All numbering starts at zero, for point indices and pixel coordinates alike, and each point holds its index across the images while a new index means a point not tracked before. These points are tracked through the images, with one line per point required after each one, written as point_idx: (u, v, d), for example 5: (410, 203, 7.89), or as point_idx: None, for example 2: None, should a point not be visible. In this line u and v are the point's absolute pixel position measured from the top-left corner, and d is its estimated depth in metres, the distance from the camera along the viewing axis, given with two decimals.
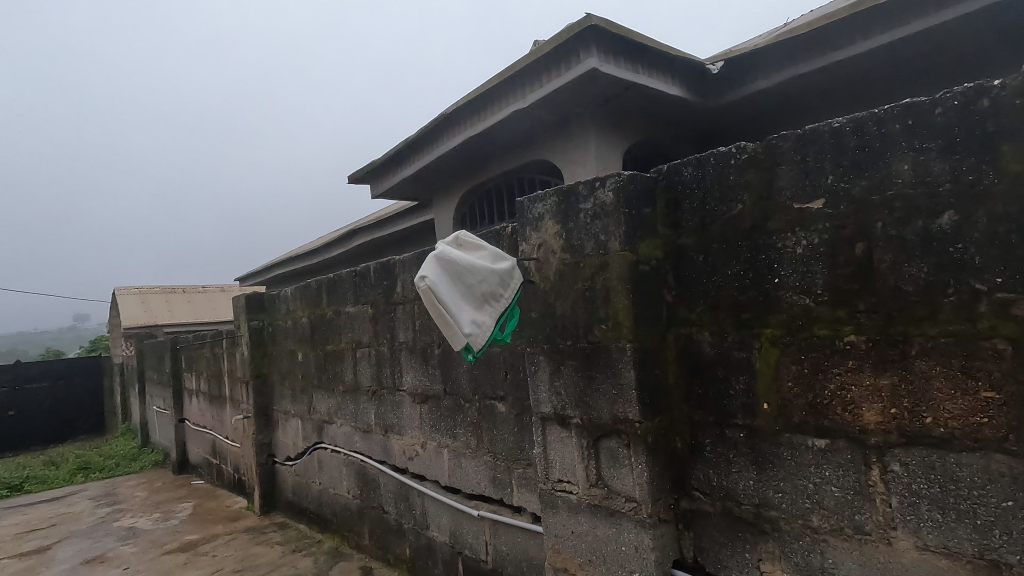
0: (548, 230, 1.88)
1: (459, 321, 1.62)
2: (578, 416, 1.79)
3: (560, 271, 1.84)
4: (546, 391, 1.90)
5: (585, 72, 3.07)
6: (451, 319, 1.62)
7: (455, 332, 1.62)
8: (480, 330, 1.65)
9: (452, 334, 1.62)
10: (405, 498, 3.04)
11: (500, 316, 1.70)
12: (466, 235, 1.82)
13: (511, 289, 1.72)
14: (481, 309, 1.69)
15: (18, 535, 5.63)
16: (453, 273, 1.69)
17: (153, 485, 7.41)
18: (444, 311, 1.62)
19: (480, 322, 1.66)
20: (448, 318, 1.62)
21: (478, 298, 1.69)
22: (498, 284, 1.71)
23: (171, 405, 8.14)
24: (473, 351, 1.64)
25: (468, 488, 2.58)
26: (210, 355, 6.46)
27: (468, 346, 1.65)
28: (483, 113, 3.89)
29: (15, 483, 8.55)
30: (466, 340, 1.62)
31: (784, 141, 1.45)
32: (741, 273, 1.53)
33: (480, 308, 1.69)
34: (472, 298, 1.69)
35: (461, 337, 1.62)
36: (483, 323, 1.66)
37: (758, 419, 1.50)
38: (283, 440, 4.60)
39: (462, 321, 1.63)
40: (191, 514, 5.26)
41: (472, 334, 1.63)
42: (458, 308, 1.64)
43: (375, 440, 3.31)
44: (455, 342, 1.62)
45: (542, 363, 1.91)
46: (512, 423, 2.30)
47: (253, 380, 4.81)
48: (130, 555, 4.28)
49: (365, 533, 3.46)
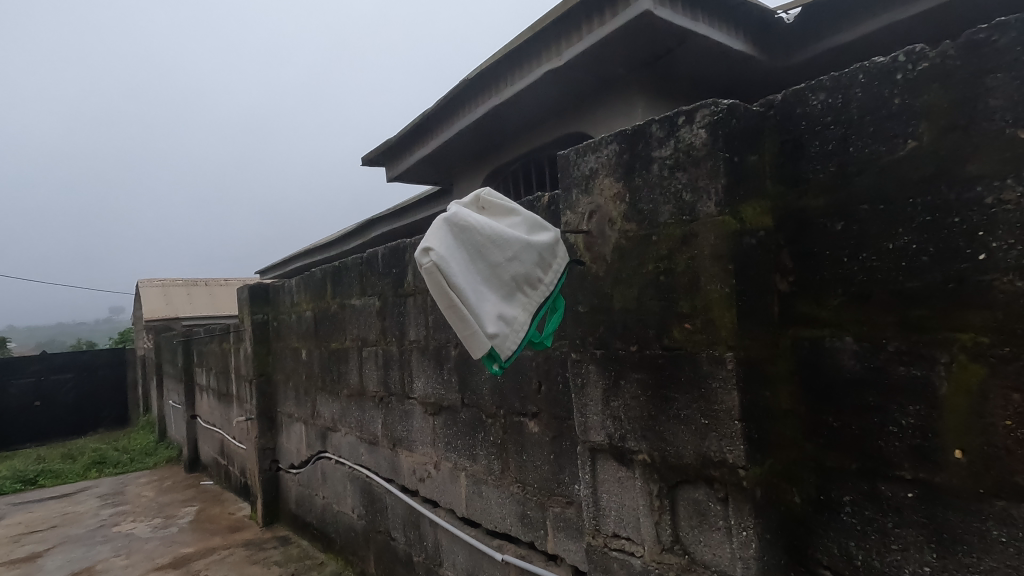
0: (604, 192, 1.35)
1: (479, 317, 1.12)
2: (646, 451, 1.28)
3: (619, 247, 1.31)
4: (597, 414, 1.39)
5: (635, 19, 2.55)
6: (468, 310, 1.11)
7: (473, 333, 1.11)
8: (511, 332, 1.15)
9: (470, 335, 1.11)
10: (415, 526, 2.56)
11: (536, 311, 1.20)
12: (489, 195, 1.30)
13: (550, 273, 1.23)
14: (510, 301, 1.18)
15: (16, 537, 5.34)
16: (470, 246, 1.18)
17: (163, 484, 7.12)
18: (458, 302, 1.12)
19: (509, 321, 1.15)
20: (463, 309, 1.11)
21: (508, 284, 1.18)
22: (535, 266, 1.21)
23: (184, 402, 7.83)
24: (500, 361, 1.13)
25: (489, 523, 2.08)
26: (218, 350, 6.11)
27: (491, 353, 1.14)
28: (509, 80, 3.38)
29: (29, 478, 8.36)
30: (492, 343, 1.12)
31: (997, 34, 0.90)
32: (913, 248, 0.99)
33: (510, 299, 1.18)
34: (498, 282, 1.18)
35: (485, 338, 1.11)
36: (515, 323, 1.16)
37: (941, 475, 0.97)
38: (287, 446, 4.17)
39: (485, 317, 1.12)
40: (191, 522, 4.88)
41: (498, 338, 1.12)
42: (477, 297, 1.14)
43: (382, 454, 2.84)
44: (474, 347, 1.11)
45: (591, 376, 1.39)
46: (547, 448, 1.79)
47: (256, 379, 4.40)
48: (120, 569, 3.89)
49: (370, 560, 3.00)
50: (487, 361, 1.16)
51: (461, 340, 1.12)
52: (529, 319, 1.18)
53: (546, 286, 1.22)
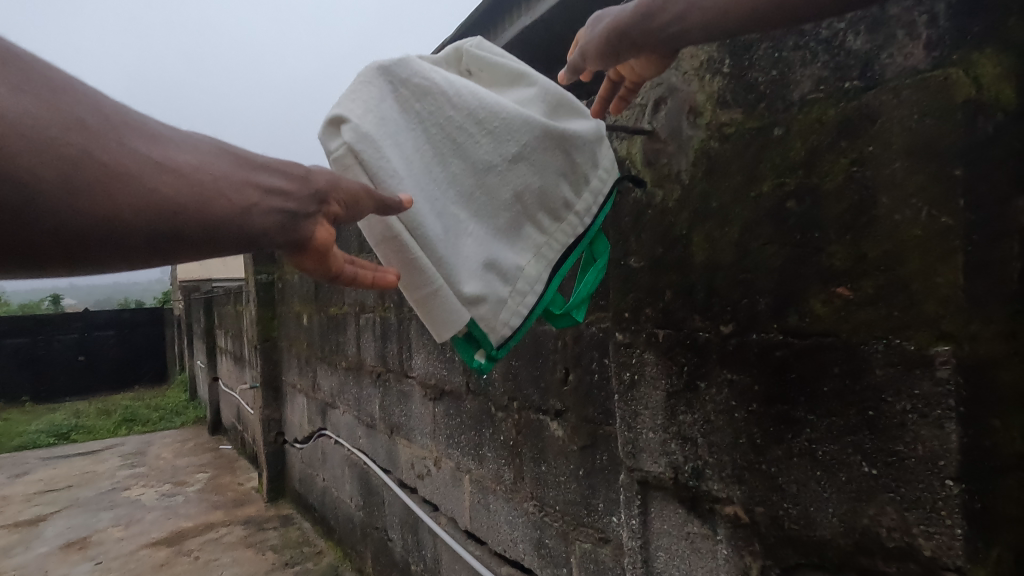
0: (682, 62, 0.79)
1: (450, 267, 0.70)
2: (742, 503, 0.75)
3: (706, 155, 0.76)
4: (654, 432, 0.85)
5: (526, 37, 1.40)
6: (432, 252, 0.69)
7: (440, 294, 0.69)
8: (511, 292, 0.73)
9: (435, 297, 0.69)
10: (413, 530, 2.12)
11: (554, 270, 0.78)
12: (481, 50, 0.82)
13: (583, 194, 0.79)
14: (509, 237, 0.75)
15: (31, 496, 5.22)
16: (440, 137, 0.74)
17: (184, 446, 6.99)
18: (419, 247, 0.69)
19: (506, 273, 0.73)
20: (422, 252, 0.69)
21: (505, 208, 0.75)
22: (554, 180, 0.77)
23: (207, 364, 7.67)
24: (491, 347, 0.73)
25: (497, 545, 1.61)
26: (233, 312, 5.82)
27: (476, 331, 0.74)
28: None
29: (63, 432, 8.13)
30: (472, 312, 0.70)
31: None
32: None
33: (509, 233, 0.75)
34: (486, 203, 0.74)
35: (462, 304, 0.69)
36: (516, 277, 0.74)
37: None
38: (291, 419, 3.81)
39: (462, 269, 0.70)
40: (199, 491, 4.63)
41: (484, 307, 0.71)
42: (449, 230, 0.71)
43: (380, 440, 2.40)
44: (445, 322, 0.70)
45: (647, 371, 0.86)
46: (574, 461, 1.29)
47: (261, 344, 4.03)
48: (114, 541, 3.63)
49: (368, 558, 2.61)
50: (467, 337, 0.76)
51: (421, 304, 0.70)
52: (541, 268, 0.76)
53: (574, 215, 0.78)
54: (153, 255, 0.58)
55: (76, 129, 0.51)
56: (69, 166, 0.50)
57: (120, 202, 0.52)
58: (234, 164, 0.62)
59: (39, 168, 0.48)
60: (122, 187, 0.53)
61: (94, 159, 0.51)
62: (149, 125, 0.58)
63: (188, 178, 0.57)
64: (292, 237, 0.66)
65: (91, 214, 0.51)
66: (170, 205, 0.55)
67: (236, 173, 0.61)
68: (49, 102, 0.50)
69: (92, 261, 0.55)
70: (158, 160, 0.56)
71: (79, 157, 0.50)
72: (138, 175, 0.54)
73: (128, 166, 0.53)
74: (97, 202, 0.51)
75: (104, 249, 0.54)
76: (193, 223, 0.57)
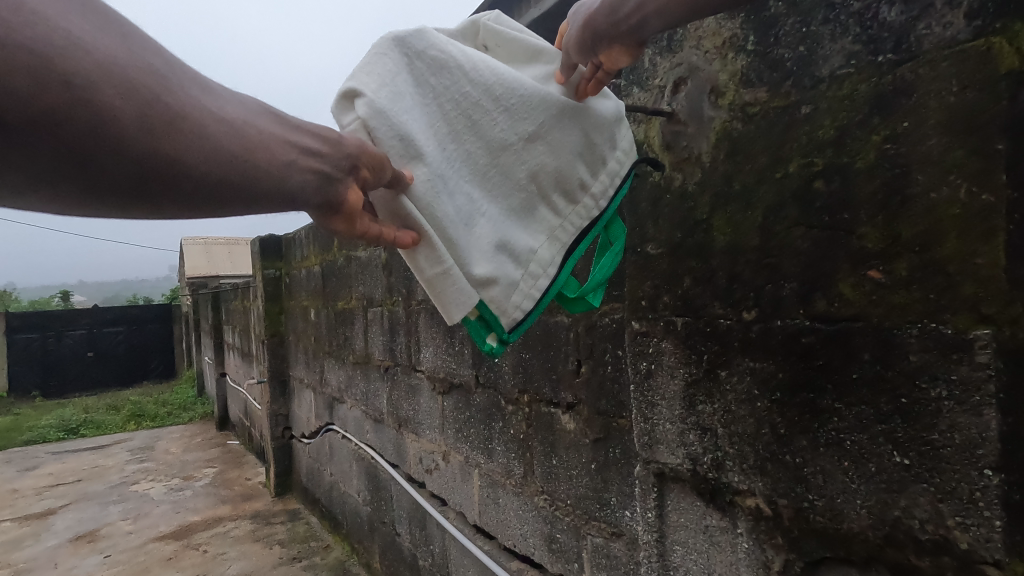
0: (703, 41, 0.76)
1: (461, 248, 0.69)
2: (764, 495, 0.72)
3: (728, 136, 0.74)
4: (671, 423, 0.83)
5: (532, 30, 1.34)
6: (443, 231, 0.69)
7: (449, 274, 0.68)
8: (523, 274, 0.73)
9: (444, 277, 0.68)
10: (421, 524, 2.11)
11: (565, 256, 0.77)
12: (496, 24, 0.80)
13: (599, 177, 0.79)
14: (522, 218, 0.75)
15: (41, 489, 5.26)
16: (454, 114, 0.73)
17: (192, 441, 7.02)
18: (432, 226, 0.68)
19: (518, 255, 0.73)
20: (432, 230, 0.68)
21: (520, 189, 0.75)
22: (570, 161, 0.77)
23: (214, 359, 7.70)
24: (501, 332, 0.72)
25: (506, 539, 1.60)
26: (241, 307, 5.82)
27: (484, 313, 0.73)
28: None
29: (72, 427, 8.18)
30: (483, 295, 0.70)
31: None
32: None
33: (523, 214, 0.75)
34: (499, 183, 0.75)
35: (472, 285, 0.69)
36: (529, 259, 0.74)
37: None
38: (299, 414, 3.81)
39: (474, 250, 0.70)
40: (207, 485, 4.65)
41: (495, 290, 0.70)
42: (461, 210, 0.71)
43: (387, 434, 2.39)
44: (455, 302, 0.69)
45: (664, 359, 0.83)
46: (586, 455, 1.27)
47: (268, 339, 4.03)
48: (123, 534, 3.65)
49: (375, 553, 2.60)
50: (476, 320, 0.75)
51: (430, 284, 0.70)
52: (553, 250, 0.76)
53: (589, 198, 0.78)
54: (199, 205, 0.58)
55: (141, 69, 0.50)
56: (142, 112, 0.50)
57: (182, 152, 0.53)
58: (274, 122, 0.63)
59: (114, 108, 0.48)
60: (186, 137, 0.53)
61: (162, 108, 0.52)
62: (200, 76, 0.57)
63: (236, 132, 0.57)
64: (323, 198, 0.66)
65: (154, 160, 0.52)
66: (227, 159, 0.56)
67: (276, 129, 0.62)
68: (124, 48, 0.50)
69: (141, 206, 0.55)
70: (209, 110, 0.56)
71: (151, 102, 0.51)
72: (200, 127, 0.54)
73: (191, 117, 0.54)
74: (161, 149, 0.52)
75: (158, 193, 0.54)
76: (242, 177, 0.58)
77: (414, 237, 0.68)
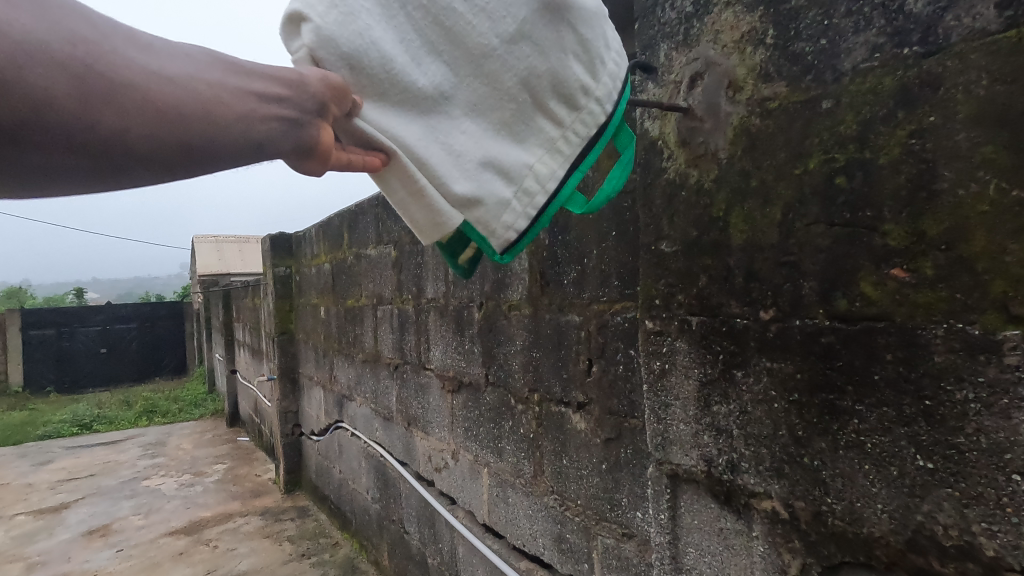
0: (721, 34, 0.75)
1: (436, 167, 0.64)
2: (782, 497, 0.71)
3: (746, 132, 0.73)
4: (685, 424, 0.81)
5: None
6: (416, 147, 0.64)
7: (423, 193, 0.65)
8: (516, 192, 0.68)
9: (422, 199, 0.65)
10: (430, 523, 2.11)
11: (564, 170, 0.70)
12: None
13: (599, 80, 0.69)
14: (513, 131, 0.68)
15: (54, 484, 5.32)
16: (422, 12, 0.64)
17: (203, 437, 7.08)
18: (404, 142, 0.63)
19: (508, 172, 0.67)
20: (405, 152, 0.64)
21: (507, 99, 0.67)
22: (563, 62, 0.68)
23: (225, 356, 7.76)
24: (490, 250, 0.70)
25: (516, 539, 1.59)
26: (251, 305, 5.85)
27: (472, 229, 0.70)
28: None
29: (86, 422, 8.27)
30: (468, 214, 0.67)
31: None
32: None
33: (513, 127, 0.68)
34: (481, 93, 0.67)
35: (452, 206, 0.66)
36: (521, 175, 0.68)
37: None
38: (308, 411, 3.83)
39: (452, 168, 0.65)
40: (217, 481, 4.68)
41: (482, 205, 0.66)
42: (436, 124, 0.65)
43: (396, 432, 2.39)
44: (437, 222, 0.66)
45: (678, 358, 0.82)
46: (596, 454, 1.26)
47: (278, 336, 4.05)
48: (135, 529, 3.68)
49: (384, 550, 2.61)
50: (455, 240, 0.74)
51: (405, 205, 0.67)
52: (554, 164, 0.69)
53: (592, 103, 0.69)
54: (170, 173, 0.56)
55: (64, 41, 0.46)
56: (75, 85, 0.47)
57: (124, 122, 0.50)
58: (227, 71, 0.57)
59: (46, 92, 0.46)
60: (130, 104, 0.50)
61: (97, 79, 0.48)
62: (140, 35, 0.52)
63: (187, 94, 0.53)
64: (296, 147, 0.61)
65: (100, 134, 0.49)
66: (175, 120, 0.52)
67: (228, 81, 0.56)
68: (42, 21, 0.46)
69: (113, 179, 0.54)
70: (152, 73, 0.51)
71: (82, 77, 0.47)
72: (139, 89, 0.50)
73: (129, 81, 0.49)
74: (106, 122, 0.49)
75: (126, 169, 0.52)
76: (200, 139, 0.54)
77: (382, 159, 0.65)
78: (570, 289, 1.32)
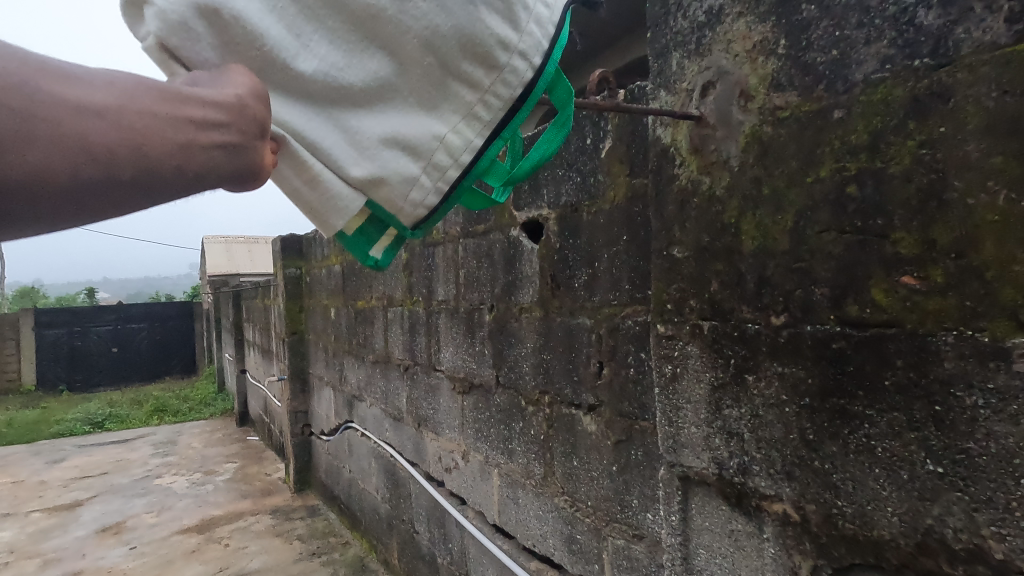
0: (734, 44, 0.76)
1: (330, 148, 0.55)
2: (793, 498, 0.72)
3: (758, 140, 0.74)
4: (697, 427, 0.82)
5: None
6: (303, 125, 0.55)
7: (318, 179, 0.56)
8: (426, 167, 0.59)
9: (317, 188, 0.56)
10: (440, 523, 2.12)
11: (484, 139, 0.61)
12: None
13: (524, 29, 0.59)
14: (417, 96, 0.59)
15: (67, 482, 5.38)
16: None
17: (213, 436, 7.14)
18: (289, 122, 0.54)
19: (414, 146, 0.58)
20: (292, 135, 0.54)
21: (404, 59, 0.57)
22: (474, 11, 0.56)
23: (235, 356, 7.82)
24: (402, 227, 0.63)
25: (526, 539, 1.60)
26: (261, 305, 5.90)
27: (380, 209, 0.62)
28: None
29: (98, 421, 8.36)
30: (371, 195, 0.58)
31: None
32: None
33: (421, 91, 0.58)
34: (373, 55, 0.56)
35: (351, 191, 0.57)
36: (430, 147, 0.59)
37: None
38: (318, 411, 3.86)
39: (348, 147, 0.56)
40: (227, 480, 4.72)
41: (384, 184, 0.58)
42: (321, 92, 0.55)
43: (407, 433, 2.41)
44: (336, 210, 0.58)
45: (691, 361, 0.83)
46: (607, 456, 1.27)
47: (288, 337, 4.08)
48: (147, 527, 3.72)
49: (394, 550, 2.63)
50: (372, 227, 0.65)
51: (299, 195, 0.57)
52: (470, 132, 0.60)
53: (515, 57, 0.58)
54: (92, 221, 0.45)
55: None
56: None
57: (24, 173, 0.39)
58: (159, 95, 0.45)
59: None
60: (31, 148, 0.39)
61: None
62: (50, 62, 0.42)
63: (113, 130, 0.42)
64: (241, 175, 0.51)
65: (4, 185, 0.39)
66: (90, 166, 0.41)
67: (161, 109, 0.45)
68: None
69: (23, 231, 0.44)
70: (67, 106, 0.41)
71: None
72: (38, 133, 0.39)
73: (33, 120, 0.39)
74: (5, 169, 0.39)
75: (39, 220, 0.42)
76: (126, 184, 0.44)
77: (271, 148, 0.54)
78: (581, 293, 1.33)
